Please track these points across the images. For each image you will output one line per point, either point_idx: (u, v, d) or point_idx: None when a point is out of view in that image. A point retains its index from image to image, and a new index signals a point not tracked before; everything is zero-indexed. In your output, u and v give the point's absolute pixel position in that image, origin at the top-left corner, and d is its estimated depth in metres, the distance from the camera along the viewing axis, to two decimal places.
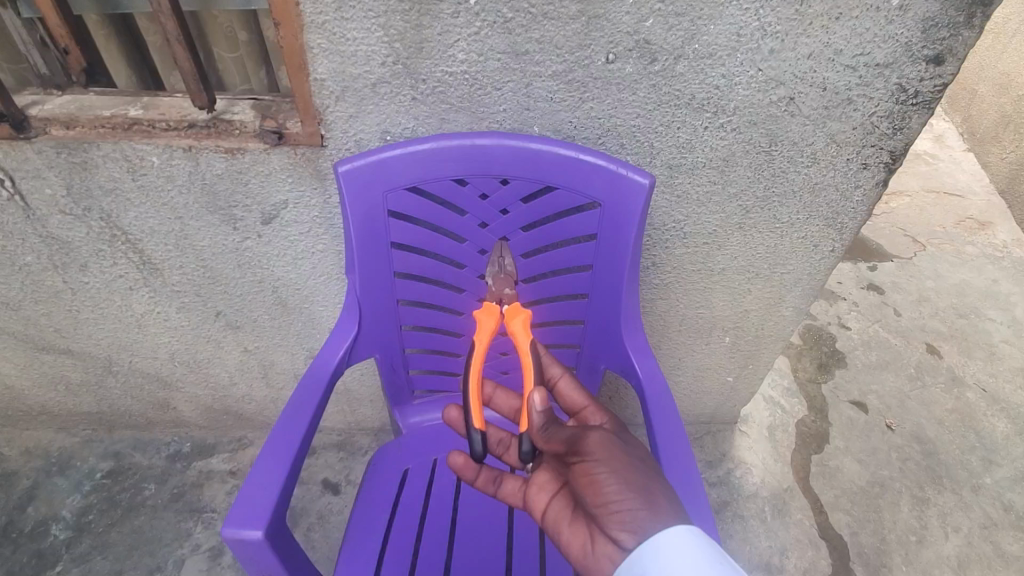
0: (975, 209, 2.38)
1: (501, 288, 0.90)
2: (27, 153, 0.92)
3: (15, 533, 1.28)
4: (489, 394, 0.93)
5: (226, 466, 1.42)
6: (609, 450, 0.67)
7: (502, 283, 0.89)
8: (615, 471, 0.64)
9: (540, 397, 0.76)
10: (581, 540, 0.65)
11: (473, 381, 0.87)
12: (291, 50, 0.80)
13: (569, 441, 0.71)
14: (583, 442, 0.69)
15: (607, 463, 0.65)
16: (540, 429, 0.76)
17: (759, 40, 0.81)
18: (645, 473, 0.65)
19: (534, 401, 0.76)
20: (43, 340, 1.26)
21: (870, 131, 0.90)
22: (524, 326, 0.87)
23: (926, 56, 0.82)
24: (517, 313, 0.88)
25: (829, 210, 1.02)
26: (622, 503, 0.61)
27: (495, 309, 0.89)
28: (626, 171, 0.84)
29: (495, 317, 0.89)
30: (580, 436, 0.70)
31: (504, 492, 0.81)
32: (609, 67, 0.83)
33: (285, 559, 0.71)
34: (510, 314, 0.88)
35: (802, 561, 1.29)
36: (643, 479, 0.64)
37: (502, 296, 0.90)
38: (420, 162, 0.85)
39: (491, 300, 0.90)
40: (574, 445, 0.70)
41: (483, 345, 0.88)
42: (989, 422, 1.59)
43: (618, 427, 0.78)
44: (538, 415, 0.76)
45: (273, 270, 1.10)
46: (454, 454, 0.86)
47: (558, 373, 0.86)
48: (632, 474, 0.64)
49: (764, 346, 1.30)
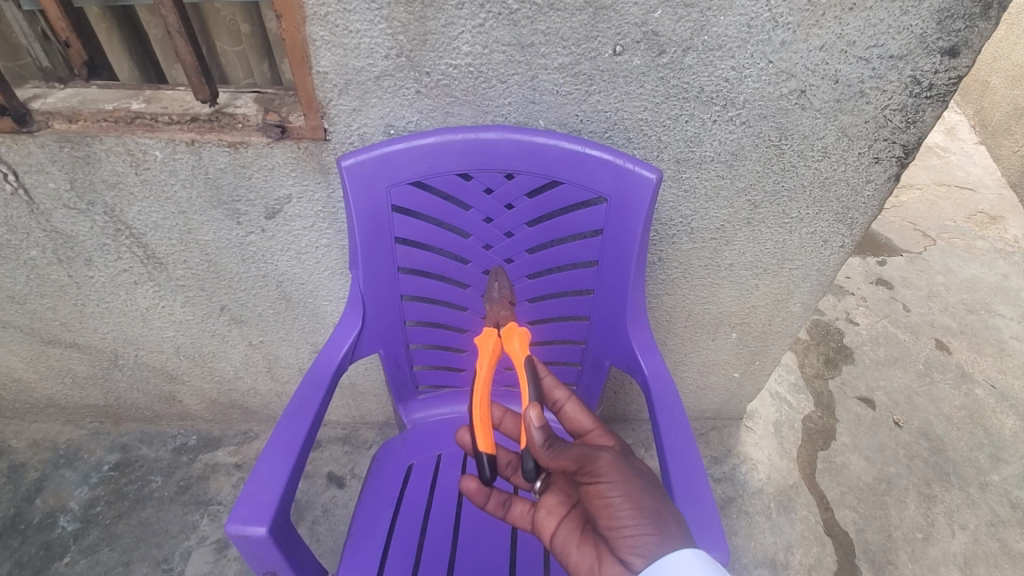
0: (985, 203, 2.35)
1: (499, 313, 0.88)
2: (29, 147, 0.91)
3: (23, 525, 1.29)
4: (499, 417, 0.93)
5: (232, 459, 1.43)
6: (620, 472, 0.66)
7: (501, 308, 0.88)
8: (626, 494, 0.64)
9: (536, 413, 0.72)
10: (590, 561, 0.66)
11: (478, 405, 0.83)
12: (293, 42, 0.79)
13: (579, 460, 0.69)
14: (594, 463, 0.67)
15: (620, 486, 0.65)
16: (541, 449, 0.72)
17: (770, 31, 0.79)
18: (654, 495, 0.65)
19: (531, 418, 0.72)
20: (50, 333, 1.26)
21: (883, 125, 0.89)
22: (524, 347, 0.84)
23: (941, 48, 0.80)
24: (518, 335, 0.85)
25: (839, 205, 1.00)
26: (634, 528, 0.62)
27: (494, 333, 0.86)
28: (633, 165, 0.83)
29: (495, 340, 0.86)
30: (590, 455, 0.68)
31: (514, 515, 0.80)
32: (616, 60, 0.81)
33: (289, 555, 0.71)
34: (510, 335, 0.85)
35: (808, 557, 1.28)
36: (654, 504, 0.64)
37: (500, 319, 0.87)
38: (425, 157, 0.84)
39: (489, 325, 0.88)
40: (584, 465, 0.68)
41: (485, 368, 0.84)
42: (997, 419, 1.57)
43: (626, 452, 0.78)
44: (535, 436, 0.72)
45: (277, 265, 1.10)
46: (464, 480, 0.83)
47: (564, 396, 0.84)
48: (643, 497, 0.64)
49: (771, 342, 1.29)
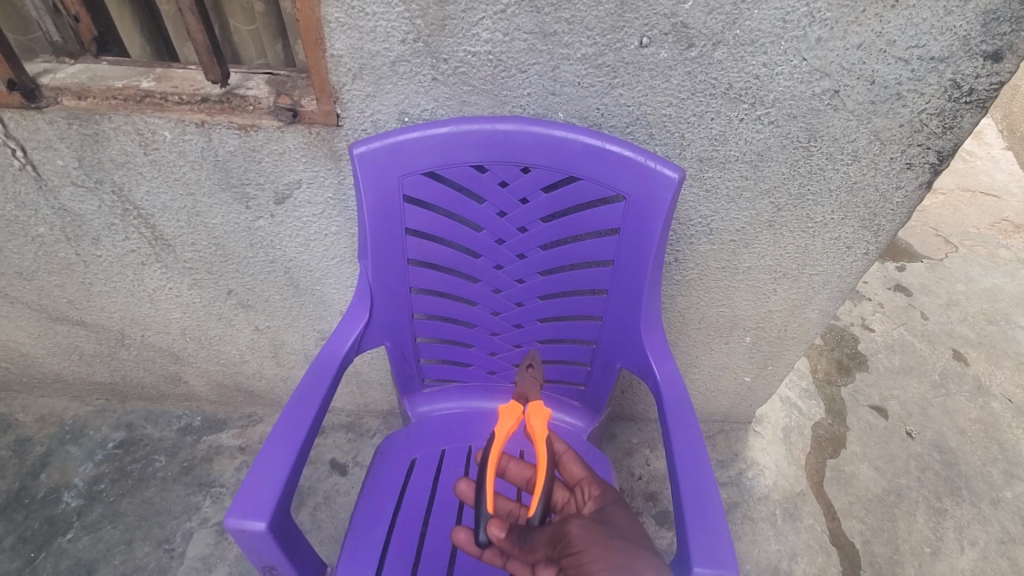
0: (1010, 211, 2.28)
1: (527, 389, 0.86)
2: (37, 123, 0.90)
3: (27, 500, 1.30)
4: (510, 471, 0.84)
5: (236, 442, 1.42)
6: (589, 537, 0.59)
7: (531, 384, 0.87)
8: (600, 557, 0.57)
9: (497, 526, 0.69)
10: None
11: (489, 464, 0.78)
12: (307, 23, 0.77)
13: (552, 539, 0.63)
14: (564, 534, 0.61)
15: (588, 550, 0.58)
16: (515, 550, 0.67)
17: (806, 27, 0.75)
18: (631, 552, 0.58)
19: (493, 533, 0.69)
20: (57, 311, 1.26)
21: (918, 129, 0.85)
22: (545, 425, 0.80)
23: (984, 51, 0.76)
24: (539, 410, 0.82)
25: (866, 210, 0.96)
26: None
27: (516, 407, 0.83)
28: (654, 163, 0.80)
29: (516, 415, 0.82)
30: (559, 529, 0.62)
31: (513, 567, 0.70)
32: (642, 52, 0.78)
33: (287, 549, 0.70)
34: (531, 410, 0.82)
35: (812, 566, 1.26)
36: (627, 559, 0.56)
37: (527, 394, 0.85)
38: (439, 147, 0.82)
39: (516, 399, 0.85)
40: (556, 542, 0.62)
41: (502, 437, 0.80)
42: (1013, 434, 1.53)
43: (619, 508, 0.70)
44: (504, 545, 0.68)
45: (286, 251, 1.08)
46: (457, 531, 0.73)
47: (562, 450, 0.81)
48: (617, 555, 0.57)
49: (786, 348, 1.26)
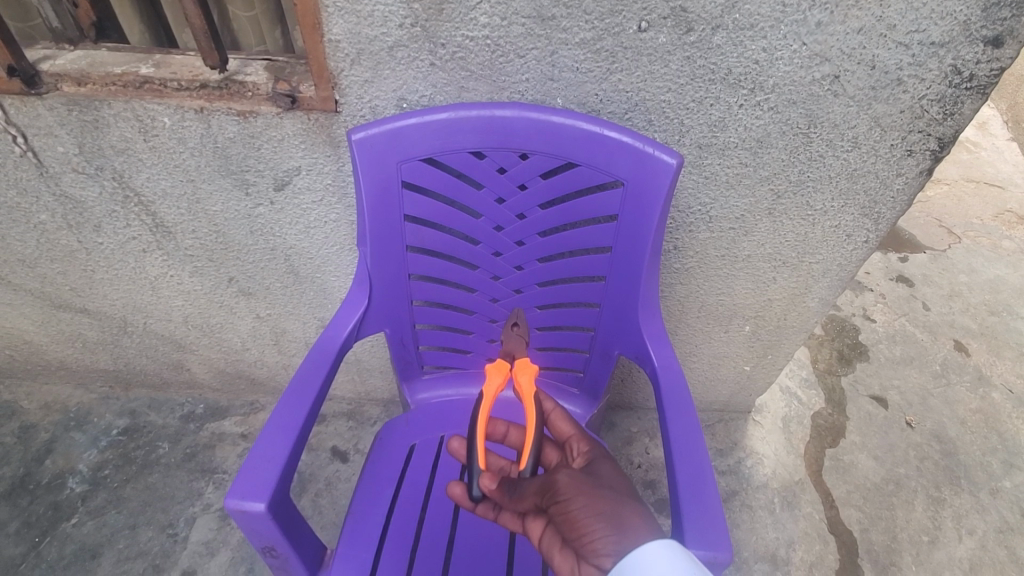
0: (1015, 202, 2.27)
1: (513, 347, 0.87)
2: (38, 109, 0.90)
3: (33, 485, 1.32)
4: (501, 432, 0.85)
5: (238, 429, 1.44)
6: (576, 485, 0.60)
7: (518, 342, 0.87)
8: (587, 505, 0.58)
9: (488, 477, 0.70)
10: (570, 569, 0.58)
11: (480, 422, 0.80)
12: (304, 8, 0.77)
13: (540, 489, 0.63)
14: (551, 484, 0.62)
15: (575, 498, 0.59)
16: (506, 501, 0.68)
17: (806, 11, 0.75)
18: (617, 499, 0.58)
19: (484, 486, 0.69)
20: (59, 298, 1.26)
21: (918, 116, 0.84)
22: (532, 381, 0.82)
23: (984, 37, 0.75)
24: (527, 367, 0.83)
25: (866, 197, 0.96)
26: (597, 533, 0.55)
27: (504, 365, 0.84)
28: (653, 149, 0.80)
29: (504, 372, 0.83)
30: (547, 479, 0.63)
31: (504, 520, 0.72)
32: (641, 36, 0.78)
33: (286, 530, 0.71)
34: (518, 368, 0.83)
35: (809, 554, 1.27)
36: (614, 506, 0.57)
37: (514, 352, 0.86)
38: (437, 132, 0.81)
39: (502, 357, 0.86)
40: (544, 491, 0.62)
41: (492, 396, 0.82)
42: (1013, 424, 1.53)
43: (603, 461, 0.71)
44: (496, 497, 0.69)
45: (286, 238, 1.09)
46: (453, 486, 0.75)
47: (551, 407, 0.81)
48: (603, 503, 0.57)
49: (786, 337, 1.26)
